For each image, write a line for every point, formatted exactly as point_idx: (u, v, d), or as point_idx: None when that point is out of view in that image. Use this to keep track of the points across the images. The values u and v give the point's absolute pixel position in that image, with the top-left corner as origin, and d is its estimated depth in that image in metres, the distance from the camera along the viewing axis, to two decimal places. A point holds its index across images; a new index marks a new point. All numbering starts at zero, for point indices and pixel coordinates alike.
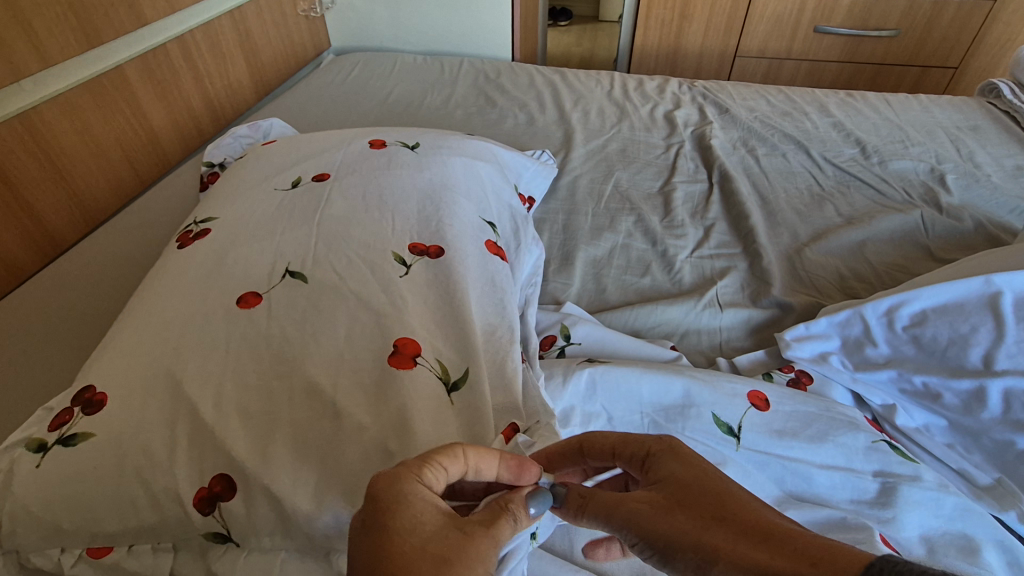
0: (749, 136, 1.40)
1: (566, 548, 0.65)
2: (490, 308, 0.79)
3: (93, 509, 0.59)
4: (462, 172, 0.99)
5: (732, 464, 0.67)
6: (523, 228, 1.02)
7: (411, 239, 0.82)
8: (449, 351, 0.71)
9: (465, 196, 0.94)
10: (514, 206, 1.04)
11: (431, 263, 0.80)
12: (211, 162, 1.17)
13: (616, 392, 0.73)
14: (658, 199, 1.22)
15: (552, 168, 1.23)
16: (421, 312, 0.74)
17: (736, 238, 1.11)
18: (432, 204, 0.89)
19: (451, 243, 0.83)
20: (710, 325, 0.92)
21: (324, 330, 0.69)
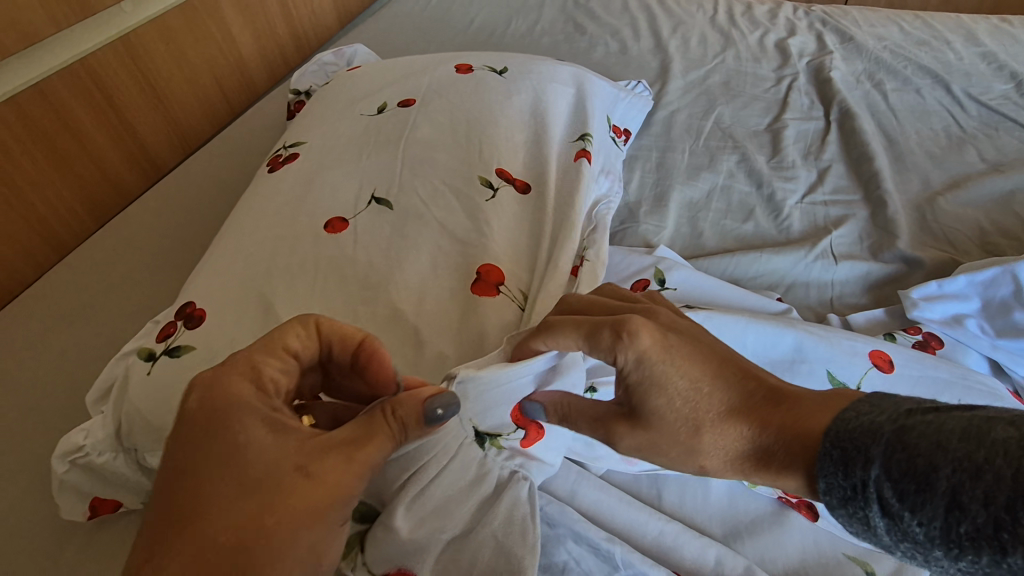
0: (876, 68, 1.22)
1: (654, 497, 0.63)
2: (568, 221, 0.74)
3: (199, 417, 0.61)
4: (551, 98, 0.92)
5: None
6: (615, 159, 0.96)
7: (499, 164, 0.78)
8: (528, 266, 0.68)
9: (553, 118, 0.89)
10: (608, 138, 0.97)
11: (520, 191, 0.76)
12: (297, 89, 1.16)
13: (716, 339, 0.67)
14: (765, 137, 1.10)
15: (647, 101, 1.14)
16: (505, 231, 0.71)
17: (856, 184, 0.99)
18: (522, 128, 0.85)
19: (539, 170, 0.79)
20: (821, 278, 0.84)
21: (412, 259, 0.68)
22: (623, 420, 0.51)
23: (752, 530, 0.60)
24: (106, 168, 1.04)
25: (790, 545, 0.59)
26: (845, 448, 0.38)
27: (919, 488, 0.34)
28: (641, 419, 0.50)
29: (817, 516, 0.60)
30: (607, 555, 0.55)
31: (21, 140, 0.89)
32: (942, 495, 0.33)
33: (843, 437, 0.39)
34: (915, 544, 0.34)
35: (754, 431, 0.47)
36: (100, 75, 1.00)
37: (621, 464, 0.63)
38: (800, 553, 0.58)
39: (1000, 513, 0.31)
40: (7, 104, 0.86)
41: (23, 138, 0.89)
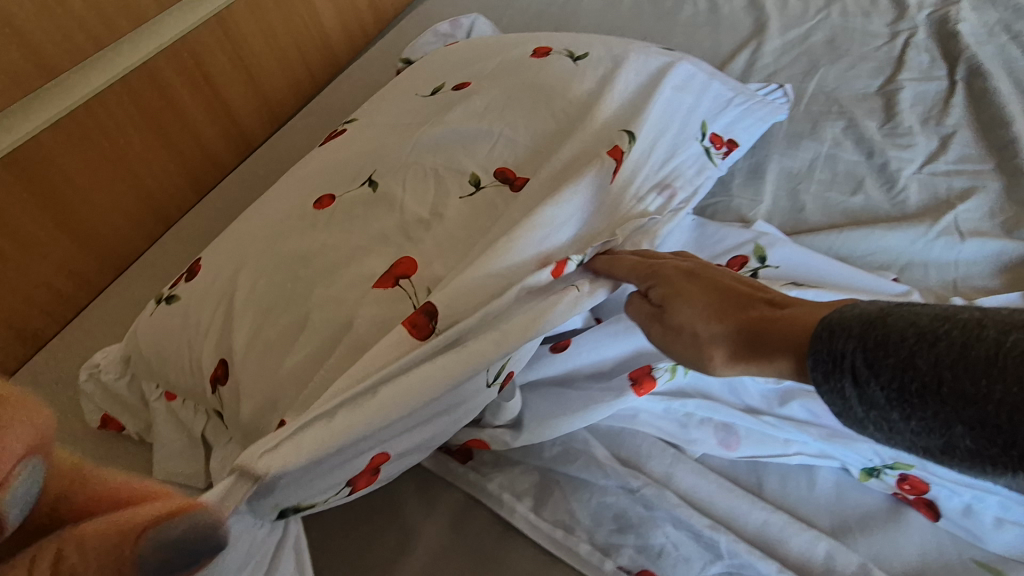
0: (1013, 18, 1.07)
1: (754, 485, 0.60)
2: (566, 239, 0.65)
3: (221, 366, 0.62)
4: (619, 89, 0.79)
5: None
6: (698, 168, 0.80)
7: (502, 164, 0.72)
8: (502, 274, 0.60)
9: (604, 119, 0.75)
10: (687, 133, 0.82)
11: (510, 190, 0.70)
12: (409, 59, 1.13)
13: None
14: (875, 101, 1.00)
15: (774, 108, 0.96)
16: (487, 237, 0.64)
17: (986, 152, 0.88)
18: (559, 135, 0.75)
19: (554, 188, 0.67)
20: (943, 258, 0.76)
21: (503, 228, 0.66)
22: (652, 320, 0.55)
23: (864, 526, 0.56)
24: (205, 143, 1.09)
25: (908, 544, 0.55)
26: (826, 328, 0.39)
27: (884, 353, 0.34)
28: (663, 318, 0.53)
29: (938, 516, 0.56)
30: (710, 544, 0.54)
31: (133, 118, 0.95)
32: (899, 360, 0.34)
33: (833, 321, 0.39)
34: (877, 412, 0.35)
35: (737, 326, 0.48)
36: (199, 53, 1.04)
37: (718, 449, 0.61)
38: (918, 553, 0.54)
39: (944, 372, 0.32)
40: (120, 84, 0.91)
41: (134, 117, 0.95)
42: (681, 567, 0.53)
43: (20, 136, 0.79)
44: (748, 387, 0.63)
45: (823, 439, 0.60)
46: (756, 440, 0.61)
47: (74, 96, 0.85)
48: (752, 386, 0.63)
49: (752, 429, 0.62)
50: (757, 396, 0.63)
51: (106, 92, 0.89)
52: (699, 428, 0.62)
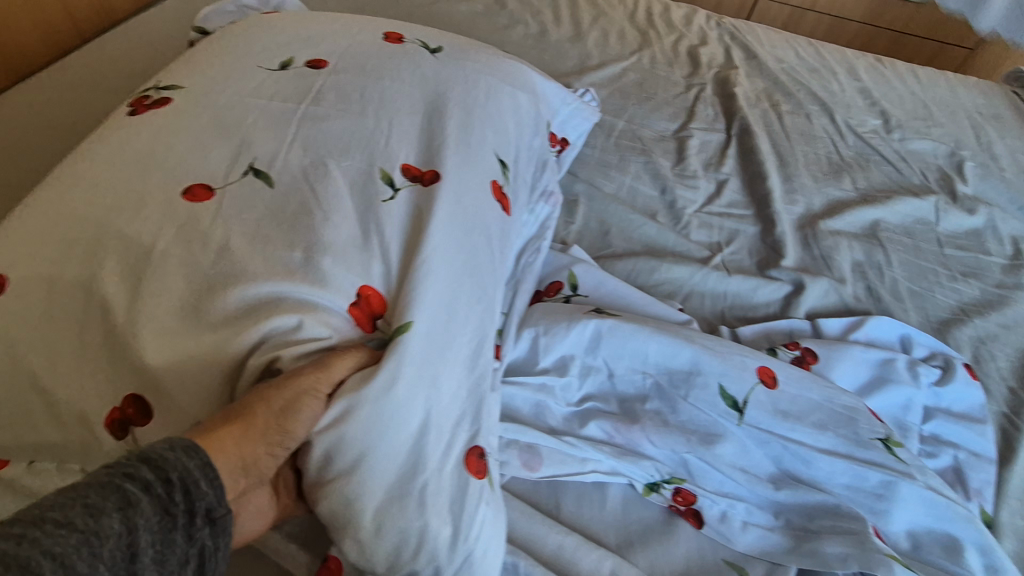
0: (773, 90, 1.29)
1: (552, 507, 0.62)
2: (483, 294, 0.66)
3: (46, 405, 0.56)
4: (478, 107, 0.81)
5: (732, 438, 0.65)
6: (548, 196, 0.91)
7: (404, 161, 0.71)
8: (457, 355, 0.61)
9: (488, 151, 0.78)
10: (531, 156, 0.89)
11: (421, 186, 0.69)
12: (203, 28, 0.96)
13: (621, 348, 0.68)
14: (671, 143, 1.12)
15: (596, 110, 1.08)
16: (426, 283, 0.61)
17: (749, 200, 1.04)
18: (440, 159, 0.72)
19: (470, 231, 0.69)
20: (715, 289, 0.88)
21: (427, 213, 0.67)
22: None
23: (643, 539, 0.61)
24: None
25: (676, 551, 0.61)
26: None
27: None
28: None
29: (701, 524, 0.63)
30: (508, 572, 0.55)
31: None
32: None
33: None
34: None
35: None
36: None
37: (522, 471, 0.62)
38: (683, 560, 0.61)
39: None
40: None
41: None
42: None
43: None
44: (553, 408, 0.67)
45: (614, 457, 0.64)
46: (556, 461, 0.63)
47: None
48: (555, 409, 0.67)
49: (554, 449, 0.63)
50: (559, 418, 0.66)
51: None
52: (504, 450, 0.63)
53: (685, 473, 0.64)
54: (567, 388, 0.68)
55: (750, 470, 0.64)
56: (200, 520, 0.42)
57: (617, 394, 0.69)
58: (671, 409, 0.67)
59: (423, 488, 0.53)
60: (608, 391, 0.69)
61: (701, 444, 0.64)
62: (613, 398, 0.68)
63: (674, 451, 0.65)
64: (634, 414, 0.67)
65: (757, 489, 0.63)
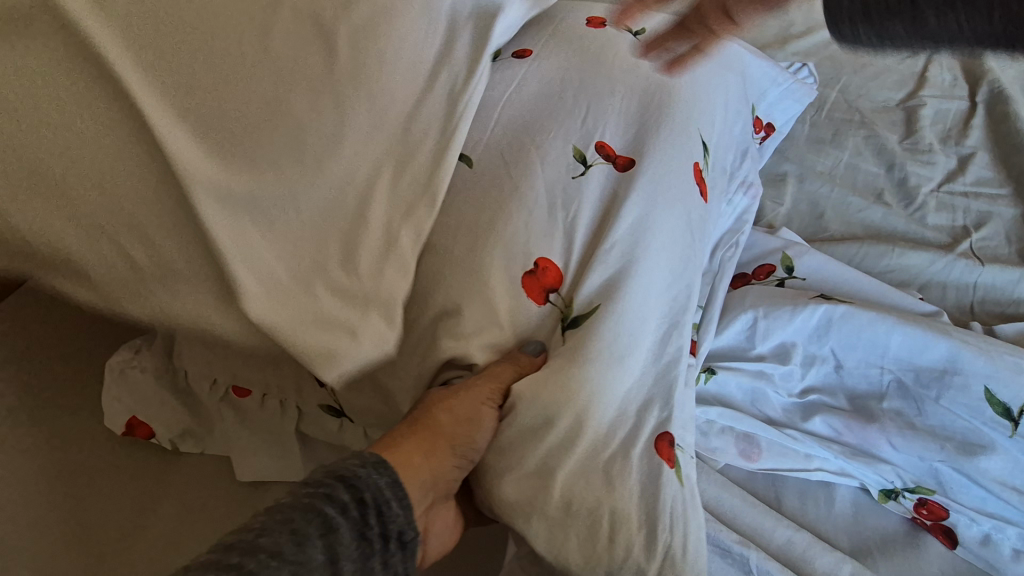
0: None
1: (773, 500, 0.58)
2: (681, 285, 0.60)
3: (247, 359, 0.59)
4: (679, 83, 0.69)
5: (1003, 451, 0.55)
6: (750, 185, 0.80)
7: (600, 138, 0.62)
8: (654, 349, 0.56)
9: (694, 133, 0.67)
10: (734, 138, 0.78)
11: (616, 172, 0.61)
12: None
13: (854, 338, 0.62)
14: (897, 115, 0.98)
15: (811, 89, 0.94)
16: (627, 275, 0.56)
17: (1004, 177, 0.88)
18: (629, 140, 0.63)
19: (672, 220, 0.61)
20: (962, 280, 0.76)
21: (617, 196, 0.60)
22: None
23: (884, 549, 0.55)
24: None
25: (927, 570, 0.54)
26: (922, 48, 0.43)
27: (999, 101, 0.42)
28: None
29: (954, 544, 0.55)
30: (738, 560, 0.52)
31: None
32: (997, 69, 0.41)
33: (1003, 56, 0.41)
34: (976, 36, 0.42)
35: None
36: None
37: (739, 459, 0.59)
38: None
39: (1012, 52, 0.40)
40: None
41: None
42: None
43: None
44: (770, 396, 0.62)
45: (845, 457, 0.58)
46: (777, 454, 0.59)
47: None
48: (773, 398, 0.62)
49: (774, 441, 0.60)
50: (778, 408, 0.62)
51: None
52: (719, 436, 0.60)
53: (935, 484, 0.57)
54: (787, 376, 0.63)
55: None
56: (393, 545, 0.44)
57: (846, 388, 0.62)
58: (916, 410, 0.59)
59: (609, 466, 0.51)
60: (835, 385, 0.63)
61: (959, 453, 0.56)
62: (842, 392, 0.62)
63: (922, 458, 0.57)
64: (869, 411, 0.60)
65: None
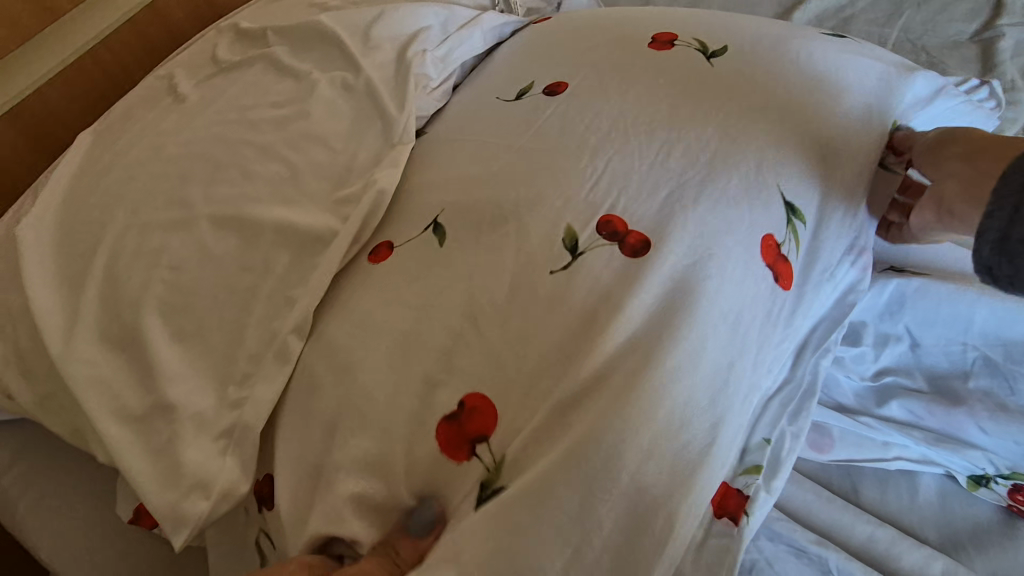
0: None
1: (849, 492, 0.55)
2: (737, 410, 0.48)
3: (239, 414, 0.49)
4: (756, 146, 0.55)
5: None
6: (859, 254, 0.59)
7: (611, 215, 0.50)
8: (681, 495, 0.44)
9: (752, 163, 0.54)
10: (838, 194, 0.58)
11: (624, 256, 0.49)
12: None
13: (933, 314, 0.57)
14: (970, 51, 0.88)
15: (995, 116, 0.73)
16: (659, 393, 0.44)
17: None
18: (704, 215, 0.51)
19: (727, 333, 0.48)
20: None
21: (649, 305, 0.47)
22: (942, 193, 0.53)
23: (978, 541, 0.51)
24: None
25: None
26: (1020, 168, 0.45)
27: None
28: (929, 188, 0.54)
29: None
30: (816, 559, 0.49)
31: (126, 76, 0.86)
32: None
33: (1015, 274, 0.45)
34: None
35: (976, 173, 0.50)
36: None
37: (809, 450, 0.56)
38: None
39: None
40: (148, 8, 0.70)
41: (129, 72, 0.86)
42: None
43: (35, 79, 0.62)
44: (841, 381, 0.59)
45: (928, 443, 0.55)
46: (851, 443, 0.56)
47: (103, 23, 0.67)
48: (844, 383, 0.59)
49: (847, 430, 0.57)
50: (850, 393, 0.58)
51: (141, 15, 0.70)
52: None
53: None
54: (858, 359, 0.59)
55: None
56: None
57: (925, 368, 0.58)
58: (1008, 390, 0.54)
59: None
60: (912, 365, 0.58)
61: None
62: (920, 373, 0.58)
63: (1017, 442, 0.53)
64: (954, 393, 0.56)
65: None
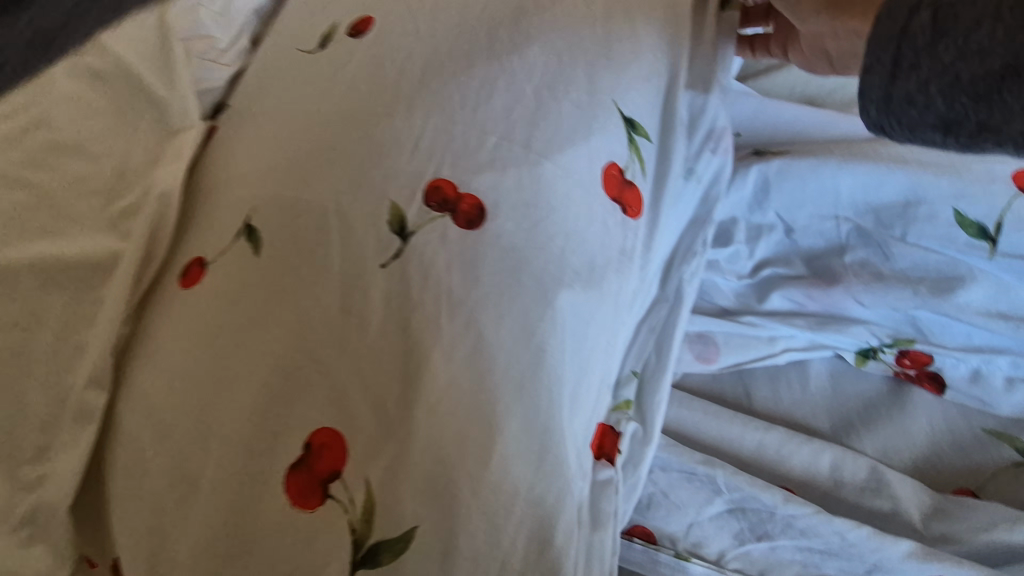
0: None
1: (742, 396, 0.53)
2: (598, 356, 0.45)
3: (37, 498, 0.38)
4: (586, 64, 0.49)
5: (982, 278, 0.48)
6: (718, 139, 0.55)
7: (436, 177, 0.43)
8: (551, 468, 0.38)
9: (585, 79, 0.48)
10: (681, 101, 0.53)
11: (458, 227, 0.41)
12: None
13: (798, 193, 0.53)
14: None
15: None
16: (491, 360, 0.38)
17: None
18: (538, 158, 0.44)
19: (578, 274, 0.43)
20: None
21: (480, 262, 0.40)
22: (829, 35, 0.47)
23: (868, 419, 0.50)
24: None
25: (916, 426, 0.49)
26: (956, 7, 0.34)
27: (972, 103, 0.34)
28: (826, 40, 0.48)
29: (943, 389, 0.50)
30: (706, 480, 0.47)
31: None
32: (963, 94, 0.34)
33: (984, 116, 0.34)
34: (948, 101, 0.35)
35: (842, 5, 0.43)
36: None
37: (697, 364, 0.54)
38: (929, 437, 0.49)
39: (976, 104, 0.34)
40: None
41: None
42: (675, 514, 0.46)
43: None
44: (720, 285, 0.55)
45: (813, 330, 0.52)
46: (736, 346, 0.53)
47: None
48: (724, 286, 0.55)
49: (731, 333, 0.54)
50: (730, 295, 0.55)
51: None
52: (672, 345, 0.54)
53: (914, 332, 0.50)
54: (735, 258, 0.55)
55: (1013, 315, 0.48)
56: None
57: (801, 251, 0.54)
58: (884, 256, 0.51)
59: None
60: (788, 251, 0.55)
61: (935, 293, 0.48)
62: (797, 257, 0.54)
63: (896, 309, 0.50)
64: (831, 272, 0.52)
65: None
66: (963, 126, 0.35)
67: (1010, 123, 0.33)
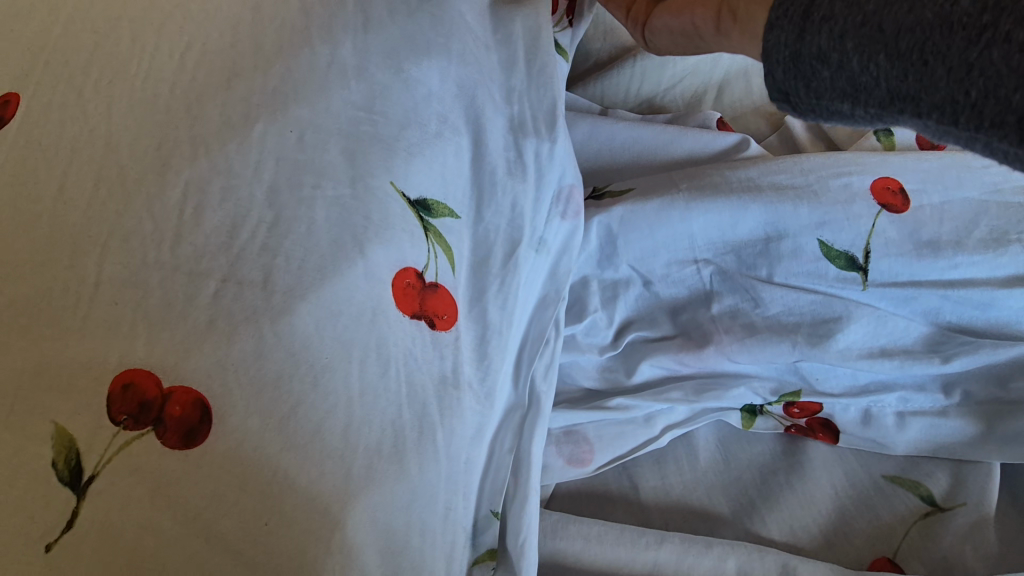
0: None
1: (628, 490, 0.45)
2: (433, 536, 0.33)
3: None
4: (341, 135, 0.34)
5: (861, 315, 0.41)
6: (567, 199, 0.44)
7: (122, 371, 0.27)
8: None
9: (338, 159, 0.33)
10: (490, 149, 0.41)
11: (172, 448, 0.27)
12: None
13: (649, 242, 0.44)
14: None
15: None
16: None
17: None
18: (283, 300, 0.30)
19: (377, 452, 0.31)
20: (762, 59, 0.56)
21: (213, 499, 0.27)
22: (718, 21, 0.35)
23: (765, 493, 0.43)
24: None
25: (816, 488, 0.43)
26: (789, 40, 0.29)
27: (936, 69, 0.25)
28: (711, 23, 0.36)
29: (836, 438, 0.44)
30: None
31: None
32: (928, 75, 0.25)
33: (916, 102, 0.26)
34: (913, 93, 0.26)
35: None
36: None
37: (570, 470, 0.44)
38: (830, 499, 0.43)
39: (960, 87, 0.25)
40: None
41: None
42: None
43: None
44: (583, 364, 0.45)
45: (692, 400, 0.44)
46: (612, 439, 0.44)
47: None
48: (585, 365, 0.45)
49: (602, 424, 0.44)
50: (594, 373, 0.45)
51: None
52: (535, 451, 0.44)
53: (798, 382, 0.43)
54: (592, 330, 0.45)
55: (894, 348, 0.41)
56: None
57: (663, 304, 0.45)
58: (753, 303, 0.43)
59: None
60: (650, 306, 0.45)
61: (813, 343, 0.41)
62: (660, 313, 0.45)
63: (777, 363, 0.43)
64: (700, 328, 0.44)
65: (912, 370, 0.41)
66: (869, 93, 0.28)
67: (930, 91, 0.26)
